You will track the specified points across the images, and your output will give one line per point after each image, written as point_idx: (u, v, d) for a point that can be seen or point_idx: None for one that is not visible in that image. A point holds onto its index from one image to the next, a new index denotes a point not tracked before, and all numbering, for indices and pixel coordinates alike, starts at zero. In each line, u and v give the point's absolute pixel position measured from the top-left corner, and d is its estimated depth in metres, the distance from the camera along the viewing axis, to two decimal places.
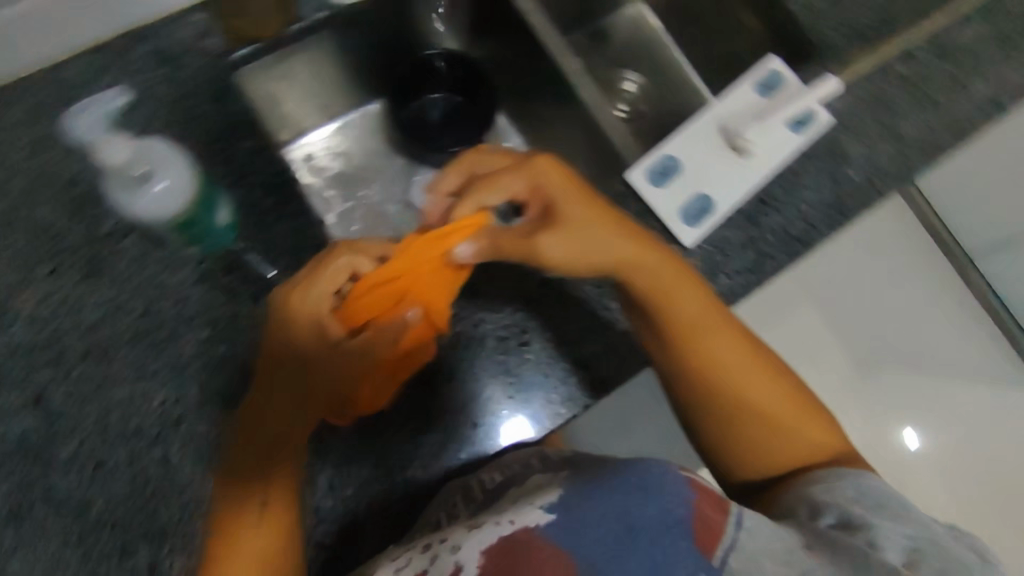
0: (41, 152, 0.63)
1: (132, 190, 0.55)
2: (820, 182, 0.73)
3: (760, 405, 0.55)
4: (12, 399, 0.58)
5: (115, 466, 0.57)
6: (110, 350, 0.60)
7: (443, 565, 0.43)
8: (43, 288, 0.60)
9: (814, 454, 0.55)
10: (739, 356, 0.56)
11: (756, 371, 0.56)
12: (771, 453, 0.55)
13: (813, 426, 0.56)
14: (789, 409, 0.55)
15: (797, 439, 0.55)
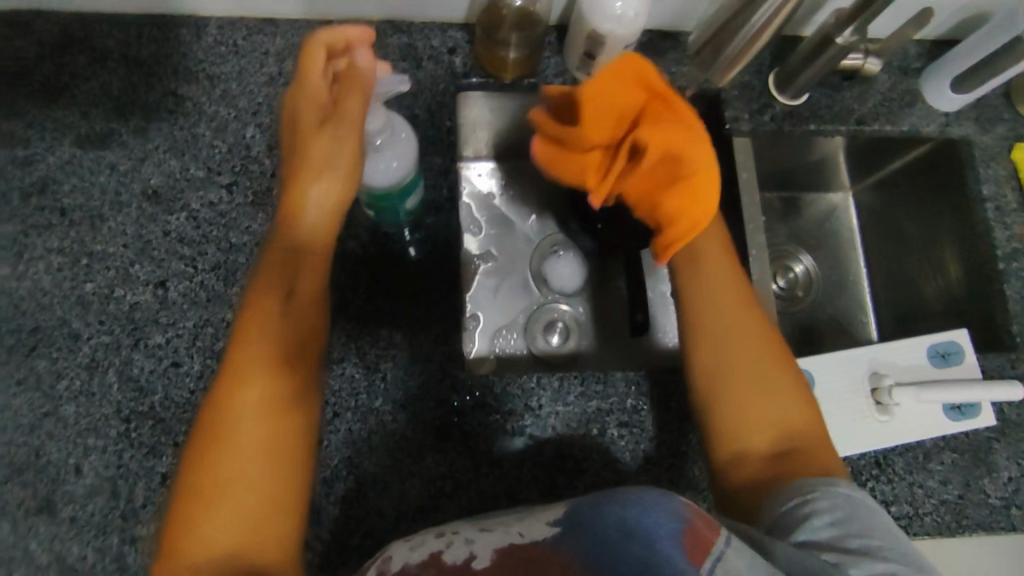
0: (275, 83, 0.70)
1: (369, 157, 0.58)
2: (949, 477, 0.66)
3: (739, 362, 0.56)
4: (142, 271, 0.64)
5: (186, 373, 0.61)
6: (236, 274, 0.64)
7: (456, 549, 0.44)
8: (215, 194, 0.66)
9: (792, 430, 0.55)
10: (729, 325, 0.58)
11: (743, 335, 0.57)
12: (749, 413, 0.55)
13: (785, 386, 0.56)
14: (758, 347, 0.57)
15: (777, 407, 0.55)
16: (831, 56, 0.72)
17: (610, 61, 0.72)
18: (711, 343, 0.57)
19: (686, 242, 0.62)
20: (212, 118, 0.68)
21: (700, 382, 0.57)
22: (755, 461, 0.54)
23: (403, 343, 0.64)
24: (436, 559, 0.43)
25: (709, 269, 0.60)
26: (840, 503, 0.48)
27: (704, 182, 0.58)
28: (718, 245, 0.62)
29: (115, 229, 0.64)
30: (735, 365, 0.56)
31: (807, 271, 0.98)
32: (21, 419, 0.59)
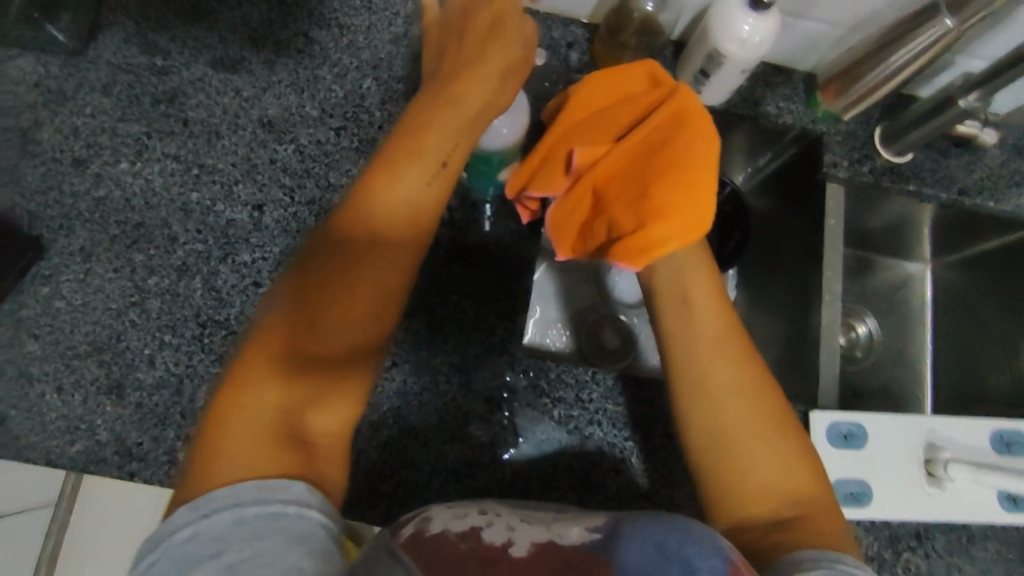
0: (399, 44, 0.73)
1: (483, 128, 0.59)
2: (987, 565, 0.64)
3: (732, 404, 0.50)
4: (243, 191, 0.67)
5: (265, 294, 0.64)
6: (329, 212, 0.67)
7: (494, 530, 0.44)
8: (323, 134, 0.69)
9: (791, 488, 0.49)
10: (719, 360, 0.52)
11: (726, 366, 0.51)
12: (731, 460, 0.49)
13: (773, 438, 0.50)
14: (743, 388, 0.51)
15: (775, 462, 0.49)
16: (948, 120, 0.71)
17: (721, 84, 0.73)
18: (706, 390, 0.51)
19: (674, 278, 0.54)
20: (335, 65, 0.72)
21: (701, 433, 0.51)
22: (753, 528, 0.48)
23: (470, 312, 0.65)
24: (474, 534, 0.43)
25: (699, 310, 0.53)
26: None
27: (701, 173, 0.51)
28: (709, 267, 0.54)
29: (227, 148, 0.68)
30: (724, 415, 0.50)
31: (870, 331, 0.95)
32: (111, 303, 0.62)
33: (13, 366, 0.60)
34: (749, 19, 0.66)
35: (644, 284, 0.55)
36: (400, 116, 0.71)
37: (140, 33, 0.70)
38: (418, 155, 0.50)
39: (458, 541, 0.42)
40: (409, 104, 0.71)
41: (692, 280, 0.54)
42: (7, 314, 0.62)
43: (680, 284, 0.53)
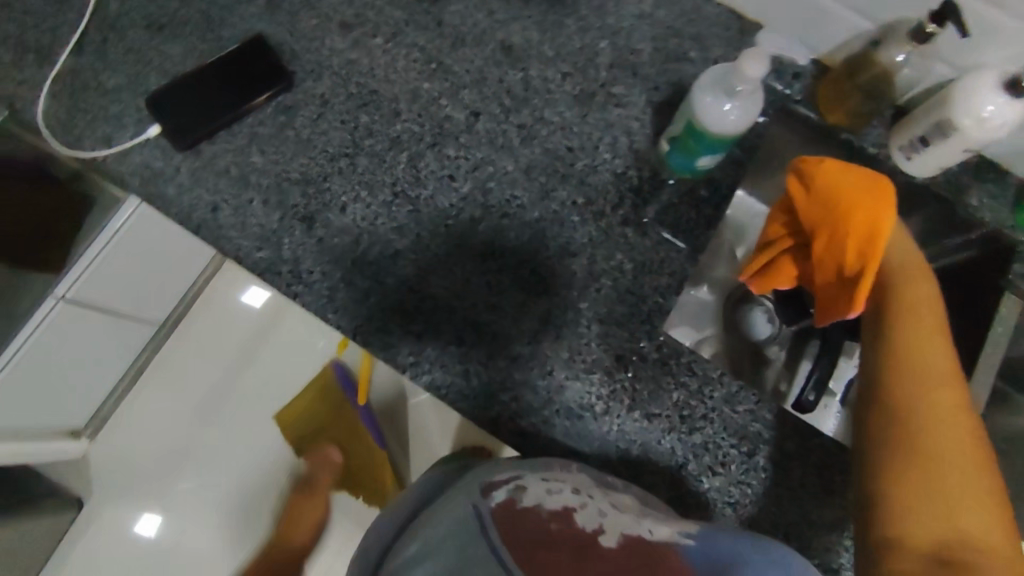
0: (643, 20, 0.76)
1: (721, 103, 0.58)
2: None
3: (933, 435, 0.45)
4: (467, 96, 0.72)
5: (456, 190, 0.69)
6: (533, 142, 0.71)
7: (588, 514, 0.56)
8: (551, 74, 0.73)
9: (970, 536, 0.43)
10: (933, 392, 0.47)
11: (935, 386, 0.47)
12: (916, 495, 0.44)
13: (974, 490, 0.44)
14: (950, 424, 0.46)
15: (964, 509, 0.43)
16: None
17: (938, 157, 0.69)
18: (908, 407, 0.47)
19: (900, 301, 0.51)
20: (581, 18, 0.75)
21: (889, 433, 0.47)
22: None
23: (627, 275, 0.67)
24: (568, 518, 0.55)
25: (913, 332, 0.49)
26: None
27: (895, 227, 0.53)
28: (927, 307, 0.50)
29: (465, 55, 0.74)
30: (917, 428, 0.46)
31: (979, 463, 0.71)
32: (329, 150, 0.70)
33: (239, 169, 0.69)
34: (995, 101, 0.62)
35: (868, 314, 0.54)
36: (623, 81, 0.74)
37: None
38: None
39: (547, 520, 0.55)
40: (634, 75, 0.74)
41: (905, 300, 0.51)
42: (247, 126, 0.70)
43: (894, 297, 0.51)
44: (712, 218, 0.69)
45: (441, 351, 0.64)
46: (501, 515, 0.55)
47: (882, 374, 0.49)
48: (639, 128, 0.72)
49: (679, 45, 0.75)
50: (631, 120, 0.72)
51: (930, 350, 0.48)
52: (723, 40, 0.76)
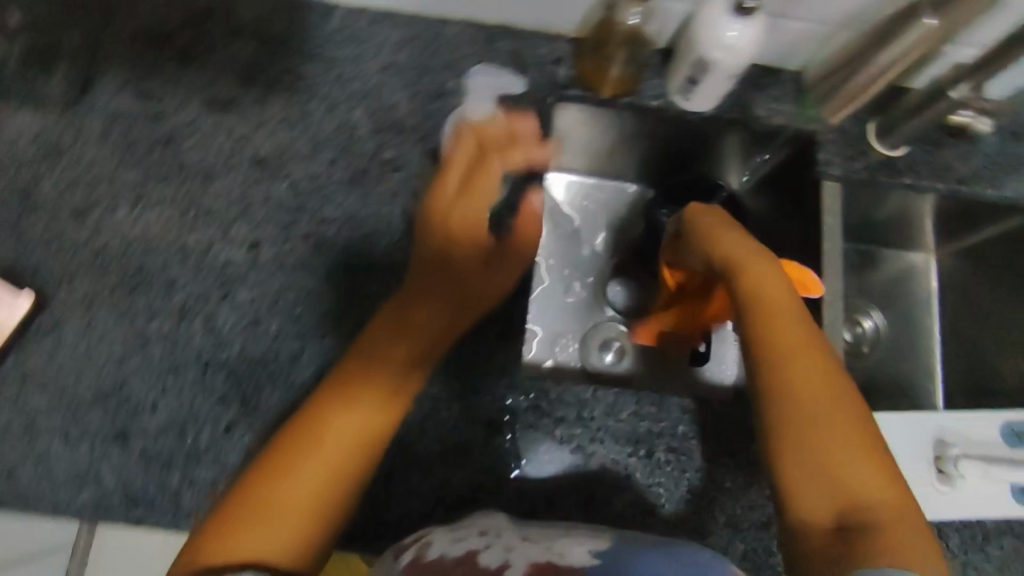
0: (387, 75, 0.73)
1: None
2: (995, 565, 0.64)
3: (831, 415, 0.44)
4: (240, 230, 0.68)
5: (264, 331, 0.65)
6: (324, 245, 0.68)
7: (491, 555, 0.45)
8: (316, 169, 0.70)
9: (869, 503, 0.42)
10: (823, 409, 0.44)
11: (805, 371, 0.46)
12: (819, 477, 0.43)
13: (861, 463, 0.43)
14: (848, 431, 0.44)
15: (859, 471, 0.43)
16: (949, 108, 0.68)
17: (711, 91, 0.70)
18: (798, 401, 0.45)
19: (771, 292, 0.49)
20: (325, 98, 0.72)
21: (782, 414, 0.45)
22: (817, 533, 0.42)
23: (469, 338, 0.65)
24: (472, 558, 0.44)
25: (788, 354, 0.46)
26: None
27: (752, 263, 0.51)
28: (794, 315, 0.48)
29: (222, 189, 0.68)
30: (825, 433, 0.44)
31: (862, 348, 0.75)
32: (112, 350, 0.64)
33: (26, 415, 0.62)
34: (735, 27, 0.63)
35: (759, 302, 0.48)
36: (391, 145, 0.71)
37: (131, 83, 0.70)
38: (350, 394, 0.50)
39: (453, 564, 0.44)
40: (400, 134, 0.71)
41: (771, 299, 0.49)
42: (16, 363, 0.63)
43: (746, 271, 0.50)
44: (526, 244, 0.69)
45: None
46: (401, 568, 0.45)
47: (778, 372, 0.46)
48: (424, 184, 0.69)
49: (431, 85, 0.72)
50: (415, 181, 0.70)
51: (793, 360, 0.46)
52: (469, 69, 0.74)
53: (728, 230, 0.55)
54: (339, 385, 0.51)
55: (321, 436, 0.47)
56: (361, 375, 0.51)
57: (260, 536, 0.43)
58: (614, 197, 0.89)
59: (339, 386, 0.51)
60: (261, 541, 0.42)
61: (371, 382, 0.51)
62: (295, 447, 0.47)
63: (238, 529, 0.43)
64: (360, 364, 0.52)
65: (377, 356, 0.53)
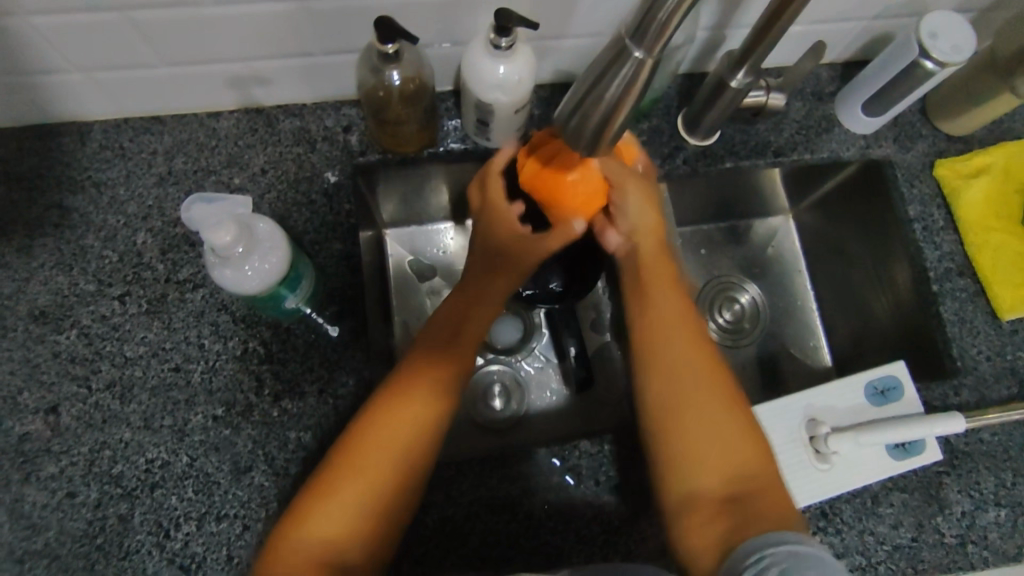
0: (165, 185, 0.67)
1: (234, 263, 0.51)
2: (889, 527, 0.64)
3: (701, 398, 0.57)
4: (30, 397, 0.60)
5: (83, 503, 0.58)
6: (131, 389, 0.61)
7: None
8: (106, 307, 0.63)
9: (745, 475, 0.55)
10: (696, 391, 0.58)
11: (688, 381, 0.58)
12: (703, 459, 0.55)
13: (738, 438, 0.56)
14: (722, 414, 0.57)
15: (734, 458, 0.55)
16: (739, 92, 0.67)
17: (507, 127, 0.67)
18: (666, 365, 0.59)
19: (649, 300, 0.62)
20: (100, 227, 0.65)
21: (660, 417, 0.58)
22: (707, 508, 0.54)
23: (314, 448, 0.61)
24: None
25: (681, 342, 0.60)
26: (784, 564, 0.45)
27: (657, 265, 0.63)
28: (681, 331, 0.60)
29: (1, 357, 0.61)
30: (698, 416, 0.57)
31: None
32: None
33: None
34: (501, 65, 0.59)
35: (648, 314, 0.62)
36: (185, 260, 0.65)
37: None
38: (403, 392, 0.57)
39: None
40: (191, 245, 0.65)
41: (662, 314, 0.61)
42: None
43: (655, 320, 0.61)
44: (354, 330, 0.64)
45: None
46: None
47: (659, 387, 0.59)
48: (230, 294, 0.64)
49: (215, 184, 0.67)
50: (219, 293, 0.64)
51: (705, 407, 0.57)
52: (253, 157, 0.68)
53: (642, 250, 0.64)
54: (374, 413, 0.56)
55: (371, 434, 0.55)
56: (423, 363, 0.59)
57: (348, 494, 0.52)
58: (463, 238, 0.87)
59: (392, 388, 0.57)
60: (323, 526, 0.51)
61: (422, 383, 0.58)
62: (353, 463, 0.54)
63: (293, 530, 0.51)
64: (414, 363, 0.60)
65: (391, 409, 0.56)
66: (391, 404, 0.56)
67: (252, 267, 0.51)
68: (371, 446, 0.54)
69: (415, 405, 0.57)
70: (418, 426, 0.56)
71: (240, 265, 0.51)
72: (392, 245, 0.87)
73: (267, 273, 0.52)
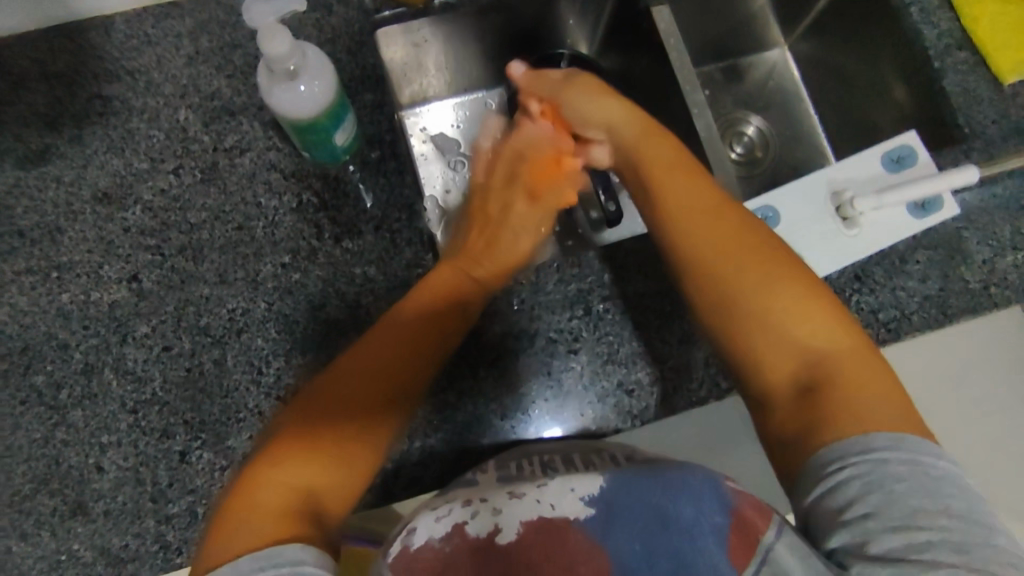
0: (196, 63, 0.69)
1: (289, 84, 0.55)
2: (918, 283, 0.69)
3: (757, 276, 0.46)
4: (112, 270, 0.65)
5: (178, 354, 0.63)
6: (202, 250, 0.65)
7: (480, 519, 0.41)
8: (164, 181, 0.67)
9: (827, 351, 0.44)
10: (759, 269, 0.46)
11: (762, 262, 0.47)
12: (785, 340, 0.45)
13: (818, 305, 0.45)
14: (792, 285, 0.45)
15: (818, 321, 0.44)
16: None
17: None
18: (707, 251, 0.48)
19: (660, 191, 0.52)
20: (143, 110, 0.68)
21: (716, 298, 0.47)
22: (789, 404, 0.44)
23: (381, 279, 0.65)
24: (460, 530, 0.40)
25: (719, 230, 0.48)
26: (875, 476, 0.37)
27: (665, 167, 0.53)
28: (711, 220, 0.49)
29: (77, 236, 0.65)
30: (770, 289, 0.46)
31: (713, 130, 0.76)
32: (34, 434, 0.61)
33: None
34: None
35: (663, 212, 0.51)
36: (229, 130, 0.68)
37: None
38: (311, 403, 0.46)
39: (441, 544, 0.39)
40: (232, 115, 0.68)
41: (670, 203, 0.50)
42: None
43: (683, 211, 0.50)
44: (398, 172, 0.68)
45: None
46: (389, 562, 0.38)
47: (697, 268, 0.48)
48: (278, 154, 0.67)
49: (243, 56, 0.69)
50: (266, 154, 0.67)
51: (775, 283, 0.46)
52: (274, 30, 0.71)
53: (640, 144, 0.56)
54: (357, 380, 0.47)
55: (278, 451, 0.43)
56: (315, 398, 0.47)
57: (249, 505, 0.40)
58: (474, 109, 0.89)
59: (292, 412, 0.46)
60: (297, 486, 0.42)
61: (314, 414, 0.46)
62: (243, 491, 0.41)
63: (252, 489, 0.41)
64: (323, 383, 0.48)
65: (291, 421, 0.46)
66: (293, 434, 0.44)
67: (304, 88, 0.55)
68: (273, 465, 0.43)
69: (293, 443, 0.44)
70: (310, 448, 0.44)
71: (294, 83, 0.55)
72: (409, 126, 0.89)
73: (319, 97, 0.56)
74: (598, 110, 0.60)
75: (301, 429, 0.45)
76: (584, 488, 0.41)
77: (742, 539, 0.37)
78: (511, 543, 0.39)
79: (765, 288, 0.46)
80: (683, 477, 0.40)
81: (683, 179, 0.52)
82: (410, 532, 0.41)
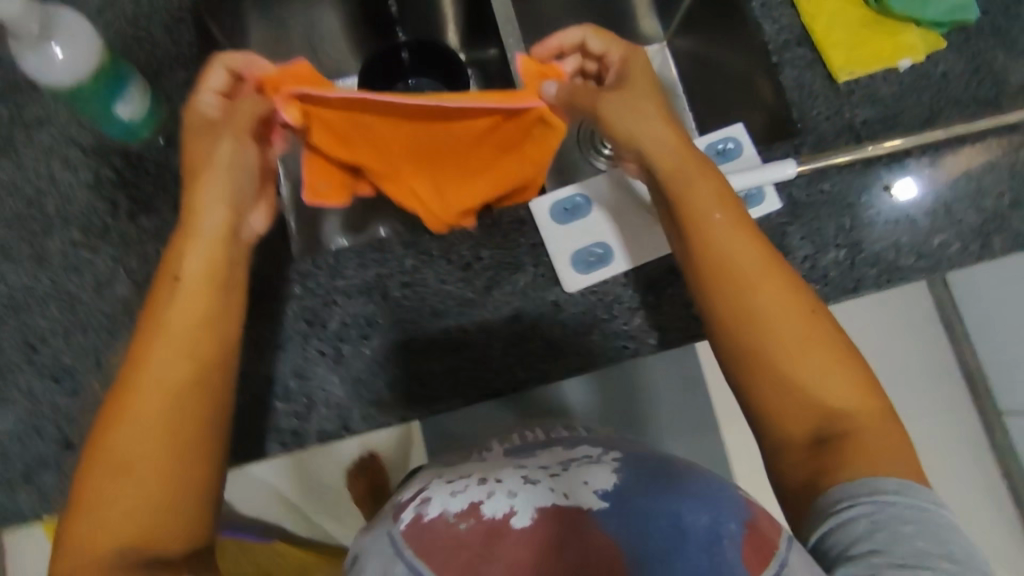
0: None
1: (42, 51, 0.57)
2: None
3: (785, 337, 0.51)
4: None
5: None
6: None
7: (495, 499, 0.43)
8: None
9: (842, 410, 0.50)
10: (798, 336, 0.51)
11: (805, 339, 0.51)
12: (808, 373, 0.50)
13: (834, 369, 0.51)
14: (821, 364, 0.51)
15: (831, 385, 0.50)
16: None
17: None
18: (751, 300, 0.52)
19: (701, 218, 0.54)
20: None
21: (743, 340, 0.52)
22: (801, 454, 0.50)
23: None
24: (475, 510, 0.42)
25: (765, 287, 0.52)
26: (878, 518, 0.44)
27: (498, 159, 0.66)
28: (763, 272, 0.53)
29: None
30: (795, 360, 0.51)
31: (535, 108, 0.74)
32: None
33: None
34: None
35: (710, 263, 0.53)
36: (28, 102, 0.66)
37: None
38: (140, 381, 0.47)
39: (456, 522, 0.42)
40: (33, 87, 0.66)
41: (753, 275, 0.52)
42: None
43: (728, 259, 0.53)
44: None
45: (64, 468, 0.60)
46: (403, 529, 0.42)
47: (726, 313, 0.52)
48: (78, 128, 0.65)
49: None
50: (65, 128, 0.65)
51: (806, 351, 0.51)
52: None
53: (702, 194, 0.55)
54: (190, 383, 0.48)
55: (113, 444, 0.46)
56: (155, 384, 0.47)
57: (103, 523, 0.44)
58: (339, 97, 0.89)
59: (117, 403, 0.47)
60: (117, 509, 0.44)
61: (152, 403, 0.47)
62: (97, 468, 0.46)
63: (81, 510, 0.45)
64: (169, 380, 0.48)
65: (130, 407, 0.47)
66: (127, 427, 0.46)
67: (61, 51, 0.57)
68: (121, 475, 0.45)
69: (145, 453, 0.46)
70: (166, 442, 0.46)
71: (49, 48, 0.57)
72: None
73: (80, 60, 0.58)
74: (646, 136, 0.57)
75: (136, 428, 0.46)
76: (598, 481, 0.44)
77: (758, 550, 0.39)
78: (524, 527, 0.41)
79: (793, 356, 0.51)
80: (705, 487, 0.43)
81: (710, 220, 0.54)
82: (426, 505, 0.44)
